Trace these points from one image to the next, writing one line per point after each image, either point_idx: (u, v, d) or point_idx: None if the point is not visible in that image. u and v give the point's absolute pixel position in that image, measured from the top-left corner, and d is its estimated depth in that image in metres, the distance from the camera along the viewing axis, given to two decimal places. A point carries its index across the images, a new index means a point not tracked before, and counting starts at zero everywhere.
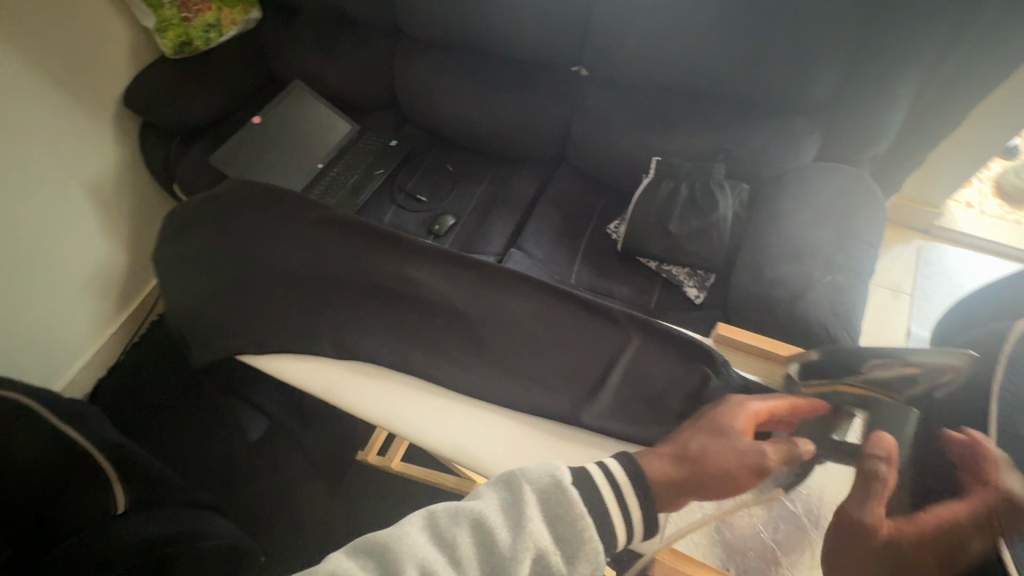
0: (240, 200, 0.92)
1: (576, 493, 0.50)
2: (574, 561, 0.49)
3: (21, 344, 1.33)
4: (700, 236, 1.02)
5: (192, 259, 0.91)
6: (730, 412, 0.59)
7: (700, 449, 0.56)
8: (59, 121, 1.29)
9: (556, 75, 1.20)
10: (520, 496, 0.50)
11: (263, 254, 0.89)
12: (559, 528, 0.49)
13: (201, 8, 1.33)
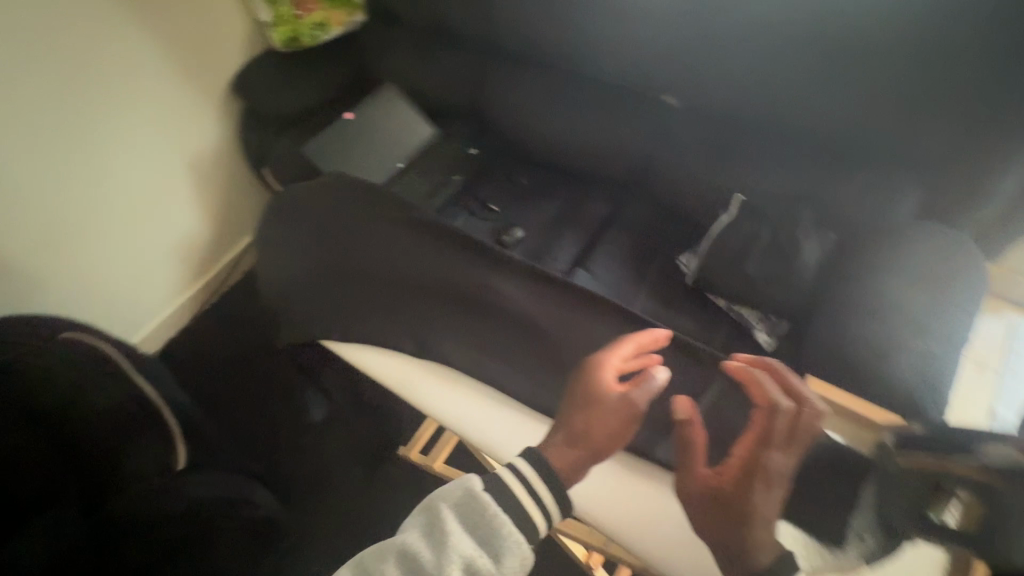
0: (339, 195, 1.00)
1: (485, 497, 0.62)
2: (500, 555, 0.60)
3: (113, 298, 1.46)
4: (778, 280, 0.99)
5: (288, 243, 0.98)
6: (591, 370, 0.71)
7: (581, 420, 0.68)
8: (176, 99, 1.41)
9: (644, 102, 1.21)
10: (439, 515, 0.62)
11: (356, 247, 0.96)
12: (481, 533, 0.61)
13: (312, 9, 1.43)
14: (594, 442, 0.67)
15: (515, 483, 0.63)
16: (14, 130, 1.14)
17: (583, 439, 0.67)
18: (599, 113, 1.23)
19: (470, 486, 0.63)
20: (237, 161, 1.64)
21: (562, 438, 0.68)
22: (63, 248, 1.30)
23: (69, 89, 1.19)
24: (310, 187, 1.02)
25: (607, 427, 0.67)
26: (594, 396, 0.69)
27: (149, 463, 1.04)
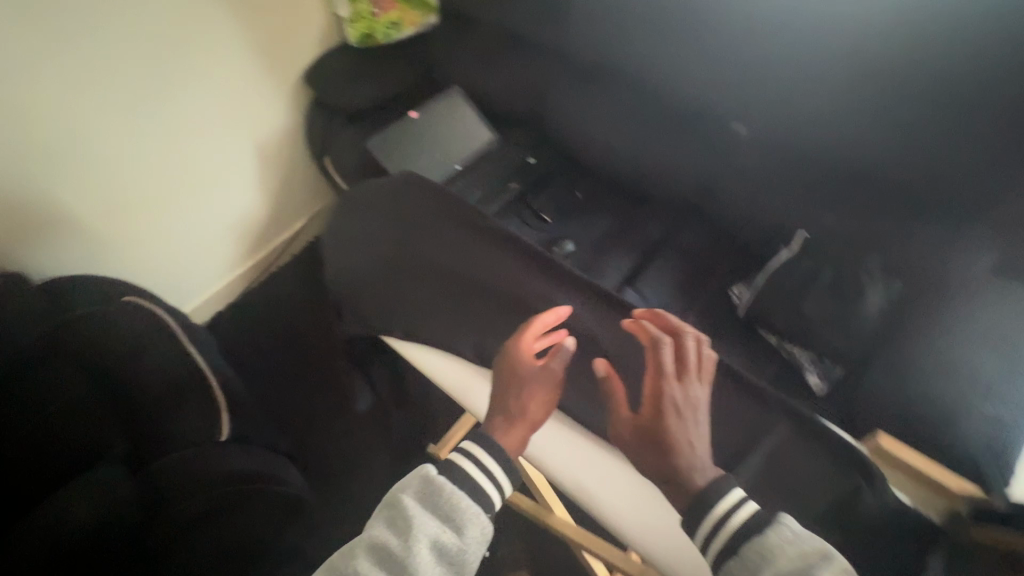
0: (411, 194, 1.04)
1: (439, 479, 0.72)
2: (463, 526, 0.70)
3: (171, 266, 1.52)
4: (837, 322, 0.96)
5: (360, 236, 1.04)
6: (514, 350, 0.84)
7: (508, 390, 0.81)
8: (253, 84, 1.48)
9: (711, 127, 1.19)
10: (403, 505, 0.70)
11: (424, 248, 0.99)
12: (442, 512, 0.71)
13: (389, 8, 1.50)
14: (523, 407, 0.80)
15: (468, 463, 0.74)
16: (99, 103, 1.21)
17: (514, 405, 0.80)
18: (666, 135, 1.24)
19: (425, 473, 0.73)
20: (302, 149, 1.69)
21: (497, 408, 0.81)
22: (133, 217, 1.39)
23: (154, 68, 1.27)
24: (383, 184, 1.07)
25: (532, 395, 0.81)
26: (517, 368, 0.82)
27: (197, 429, 1.10)
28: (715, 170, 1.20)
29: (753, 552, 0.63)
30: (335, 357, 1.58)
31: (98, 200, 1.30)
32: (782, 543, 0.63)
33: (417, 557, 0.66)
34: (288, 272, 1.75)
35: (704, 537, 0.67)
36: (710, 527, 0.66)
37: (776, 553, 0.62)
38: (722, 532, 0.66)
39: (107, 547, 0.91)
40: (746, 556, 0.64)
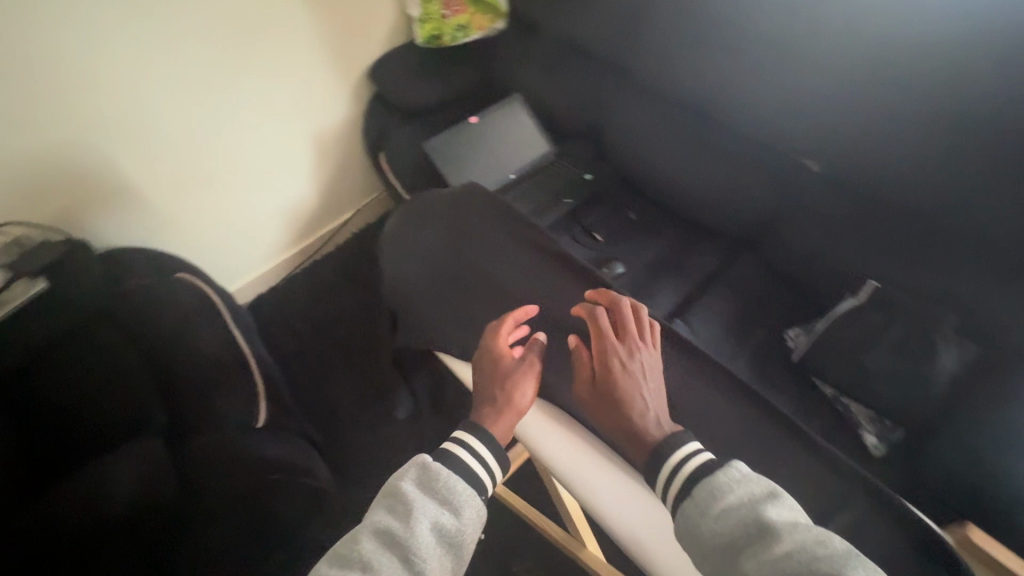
0: (475, 208, 1.06)
1: (436, 464, 0.73)
2: (460, 508, 0.70)
3: (221, 246, 1.55)
4: (901, 382, 0.91)
5: (419, 243, 1.05)
6: (493, 347, 0.87)
7: (486, 378, 0.85)
8: (317, 75, 1.49)
9: (781, 161, 1.15)
10: (402, 492, 0.70)
11: (481, 262, 1.01)
12: (442, 497, 0.70)
13: (459, 10, 1.49)
14: (505, 393, 0.83)
15: (461, 451, 0.75)
16: (170, 84, 1.25)
17: (494, 391, 0.83)
18: (732, 165, 1.19)
19: (421, 462, 0.74)
20: (358, 142, 1.71)
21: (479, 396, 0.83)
22: (188, 201, 1.42)
23: (220, 59, 1.29)
24: (447, 195, 1.09)
25: (511, 381, 0.83)
26: (497, 362, 0.85)
27: (237, 413, 1.11)
28: (780, 207, 1.15)
29: (706, 490, 0.67)
30: (367, 352, 1.58)
31: (158, 182, 1.35)
32: (730, 482, 0.67)
33: (417, 538, 0.65)
34: (331, 262, 1.77)
35: (664, 479, 0.71)
36: (670, 469, 0.71)
37: (727, 492, 0.66)
38: (679, 474, 0.70)
39: (143, 521, 0.96)
40: (698, 494, 0.67)
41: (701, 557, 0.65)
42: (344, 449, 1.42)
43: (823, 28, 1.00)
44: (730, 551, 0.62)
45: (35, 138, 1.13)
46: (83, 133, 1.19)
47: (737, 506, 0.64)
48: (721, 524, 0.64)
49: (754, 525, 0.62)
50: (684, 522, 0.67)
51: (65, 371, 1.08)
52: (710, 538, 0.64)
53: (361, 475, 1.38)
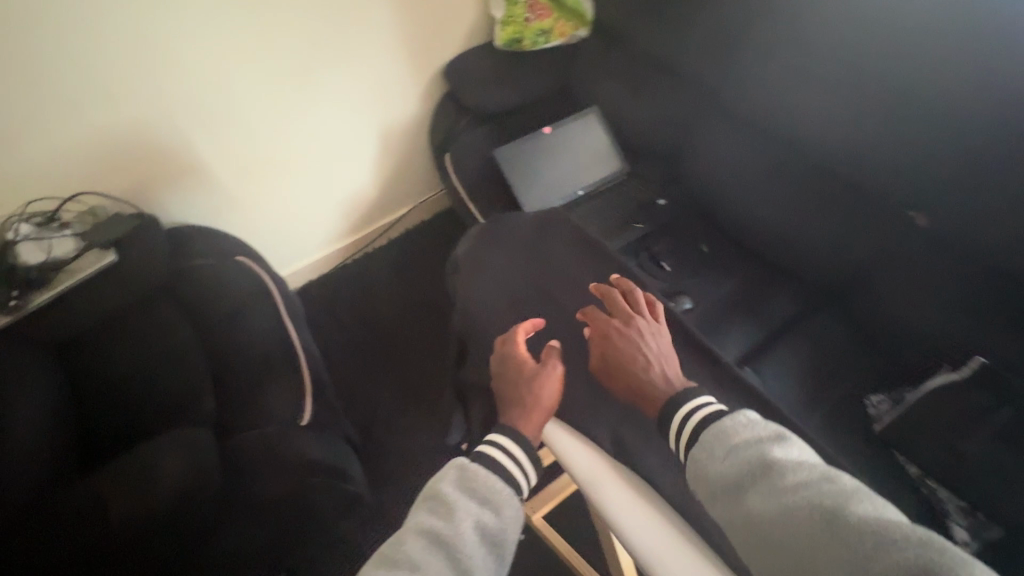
0: (558, 237, 1.04)
1: (474, 464, 0.70)
2: (501, 508, 0.66)
3: (277, 231, 1.56)
4: (1002, 475, 0.83)
5: (493, 266, 1.01)
6: (508, 356, 0.84)
7: (508, 381, 0.81)
8: (391, 70, 1.47)
9: (881, 212, 1.06)
10: (442, 494, 0.66)
11: (554, 291, 0.97)
12: (483, 498, 0.67)
13: (542, 15, 1.46)
14: (530, 389, 0.79)
15: (496, 452, 0.71)
16: (246, 66, 1.24)
17: (516, 390, 0.80)
18: (821, 211, 1.11)
19: (460, 463, 0.70)
20: (423, 139, 1.68)
21: (502, 399, 0.80)
22: (253, 188, 1.43)
23: (298, 52, 1.29)
24: (532, 221, 1.07)
25: (533, 376, 0.80)
26: (516, 368, 0.82)
27: (283, 410, 1.11)
28: (873, 259, 1.06)
29: (714, 434, 0.66)
30: (411, 353, 1.57)
31: (226, 169, 1.36)
32: (736, 425, 0.66)
33: (462, 539, 0.62)
34: (383, 256, 1.76)
35: (675, 428, 0.71)
36: (680, 418, 0.71)
37: (733, 434, 0.65)
38: (689, 424, 0.70)
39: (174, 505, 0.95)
40: (707, 437, 0.66)
41: (707, 498, 0.64)
42: (378, 450, 1.40)
43: (952, 76, 0.91)
44: (735, 491, 0.61)
45: (120, 117, 1.16)
46: (164, 116, 1.21)
47: (744, 448, 0.63)
48: (728, 464, 0.63)
49: (760, 466, 0.61)
50: (693, 466, 0.67)
51: (113, 349, 1.14)
52: (716, 478, 0.63)
53: (393, 478, 1.37)
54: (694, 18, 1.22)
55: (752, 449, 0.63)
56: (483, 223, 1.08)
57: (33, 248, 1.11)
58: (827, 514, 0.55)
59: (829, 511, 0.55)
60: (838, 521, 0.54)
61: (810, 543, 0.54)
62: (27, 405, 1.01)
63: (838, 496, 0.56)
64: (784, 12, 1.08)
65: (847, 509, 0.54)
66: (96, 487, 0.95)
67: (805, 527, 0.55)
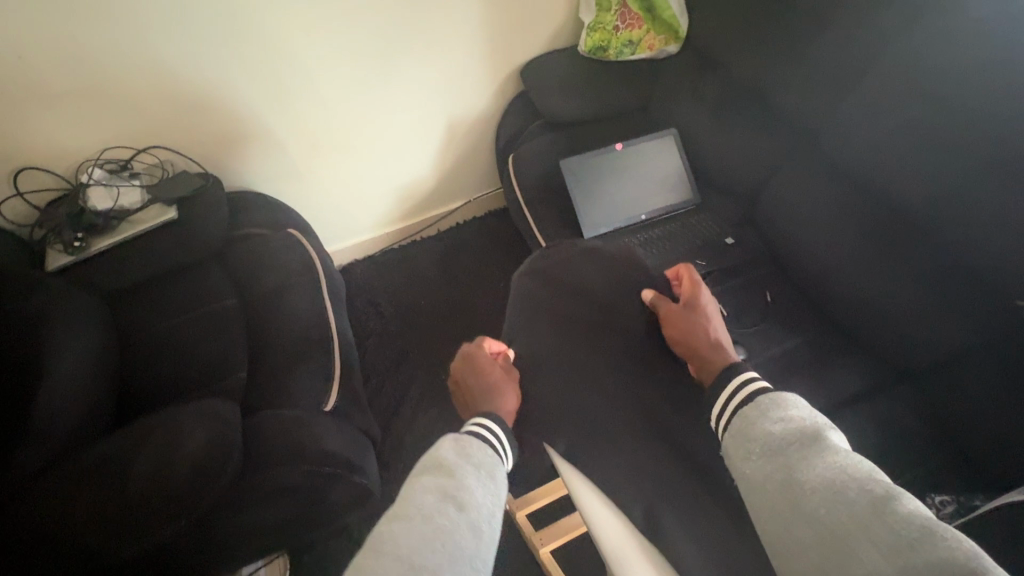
0: (620, 271, 0.97)
1: (464, 435, 0.67)
2: (495, 471, 0.64)
3: (331, 208, 1.56)
4: None
5: (546, 296, 0.94)
6: (469, 360, 0.83)
7: (477, 378, 0.80)
8: (469, 63, 1.44)
9: (984, 297, 0.93)
10: (441, 460, 0.62)
11: (601, 323, 0.91)
12: (478, 462, 0.63)
13: (633, 25, 1.38)
14: (503, 387, 0.80)
15: (483, 429, 0.68)
16: (321, 38, 1.23)
17: (488, 387, 0.79)
18: (908, 282, 1.01)
19: (452, 436, 0.66)
20: (490, 137, 1.65)
21: (476, 396, 0.78)
22: (315, 164, 1.44)
23: (378, 33, 1.27)
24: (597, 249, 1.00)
25: (500, 376, 0.81)
26: (481, 368, 0.82)
27: (308, 394, 1.11)
28: (958, 344, 0.96)
29: (771, 401, 0.66)
30: (443, 350, 1.55)
31: (292, 141, 1.37)
32: (795, 402, 0.66)
33: (468, 497, 0.58)
34: (431, 247, 1.74)
35: (728, 388, 0.71)
36: (736, 383, 0.70)
37: (792, 406, 0.65)
38: (745, 389, 0.70)
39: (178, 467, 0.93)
40: (761, 401, 0.67)
41: (742, 453, 0.65)
42: (397, 444, 1.40)
43: None
44: (777, 452, 0.62)
45: (197, 77, 1.17)
46: (239, 80, 1.22)
47: (800, 419, 0.63)
48: (778, 427, 0.63)
49: (812, 439, 0.61)
50: (738, 424, 0.67)
51: (157, 307, 1.19)
52: (761, 437, 0.64)
53: (405, 475, 1.35)
54: (802, 53, 1.13)
55: (806, 425, 0.62)
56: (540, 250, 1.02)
57: (102, 194, 1.17)
58: (875, 502, 0.52)
59: (874, 494, 0.53)
60: (883, 508, 0.52)
61: (844, 518, 0.53)
62: (64, 356, 1.04)
63: (891, 487, 0.53)
64: (908, 59, 0.98)
65: (895, 501, 0.52)
66: (119, 450, 0.94)
67: (847, 506, 0.54)
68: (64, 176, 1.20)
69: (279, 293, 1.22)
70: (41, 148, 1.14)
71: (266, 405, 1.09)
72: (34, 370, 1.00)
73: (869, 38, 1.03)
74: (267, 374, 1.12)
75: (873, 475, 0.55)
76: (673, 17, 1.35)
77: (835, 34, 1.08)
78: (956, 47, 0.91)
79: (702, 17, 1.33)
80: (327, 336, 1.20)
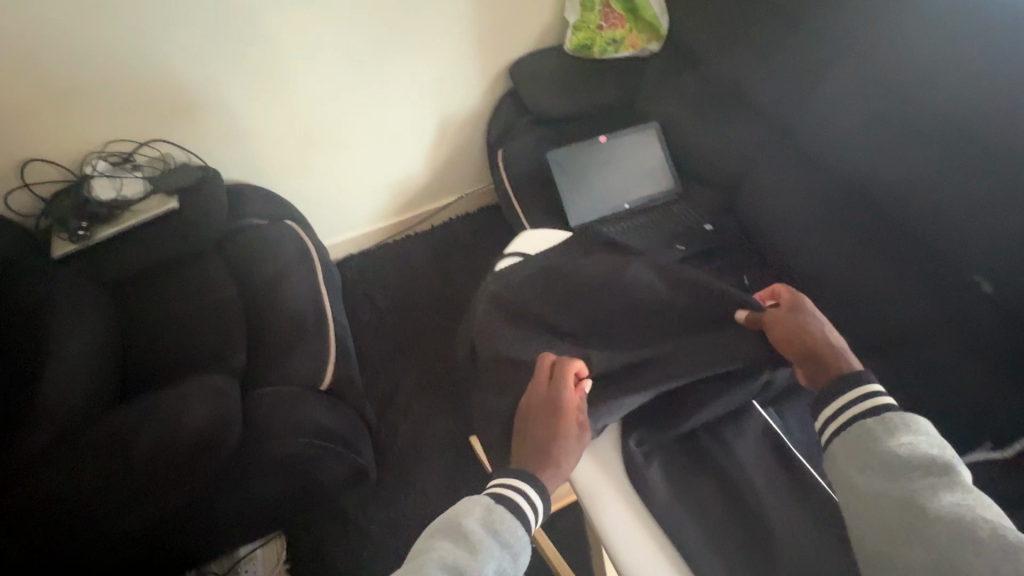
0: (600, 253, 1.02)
1: (497, 504, 0.61)
2: (519, 555, 0.58)
3: (327, 201, 1.61)
4: None
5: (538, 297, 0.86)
6: (548, 394, 0.71)
7: (546, 426, 0.69)
8: (461, 61, 1.50)
9: (945, 276, 1.00)
10: (465, 529, 0.58)
11: None
12: (503, 541, 0.58)
13: (616, 25, 1.45)
14: (567, 450, 0.67)
15: (520, 498, 0.62)
16: (320, 36, 1.28)
17: (552, 444, 0.67)
18: (875, 263, 1.07)
19: (485, 501, 0.61)
20: (481, 133, 1.70)
21: (534, 444, 0.68)
22: (312, 158, 1.49)
23: (375, 32, 1.33)
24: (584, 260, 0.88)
25: (570, 434, 0.68)
26: (554, 413, 0.69)
27: (305, 374, 1.15)
28: (922, 319, 1.01)
29: (902, 422, 0.61)
30: (435, 339, 1.59)
31: (291, 135, 1.42)
32: (928, 430, 0.60)
33: None
34: (425, 240, 1.79)
35: (851, 396, 0.64)
36: (867, 396, 0.63)
37: (925, 431, 0.60)
38: (872, 402, 0.63)
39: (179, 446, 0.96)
40: (890, 418, 0.61)
41: (857, 461, 0.61)
42: (390, 429, 1.44)
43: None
44: (901, 472, 0.58)
45: (201, 75, 1.23)
46: (240, 76, 1.27)
47: (928, 444, 0.59)
48: (907, 448, 0.59)
49: (938, 468, 0.57)
50: (859, 434, 0.62)
51: (158, 294, 1.24)
52: (886, 451, 0.59)
53: (399, 459, 1.39)
54: (774, 48, 1.20)
55: (935, 452, 0.58)
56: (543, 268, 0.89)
57: (106, 184, 1.22)
58: (997, 538, 0.50)
59: (997, 531, 0.50)
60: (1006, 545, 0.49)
61: (969, 553, 0.50)
62: (66, 339, 1.08)
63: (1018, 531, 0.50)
64: (872, 53, 1.05)
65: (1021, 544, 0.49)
66: (123, 426, 0.98)
67: (965, 536, 0.51)
68: (69, 169, 1.24)
69: (277, 280, 1.26)
70: (49, 141, 1.19)
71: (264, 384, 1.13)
72: (43, 351, 1.04)
73: (837, 32, 1.09)
74: (265, 356, 1.17)
75: (996, 516, 0.52)
76: (654, 17, 1.42)
77: (803, 30, 1.14)
78: (914, 40, 0.98)
79: (682, 17, 1.39)
80: (324, 320, 1.24)
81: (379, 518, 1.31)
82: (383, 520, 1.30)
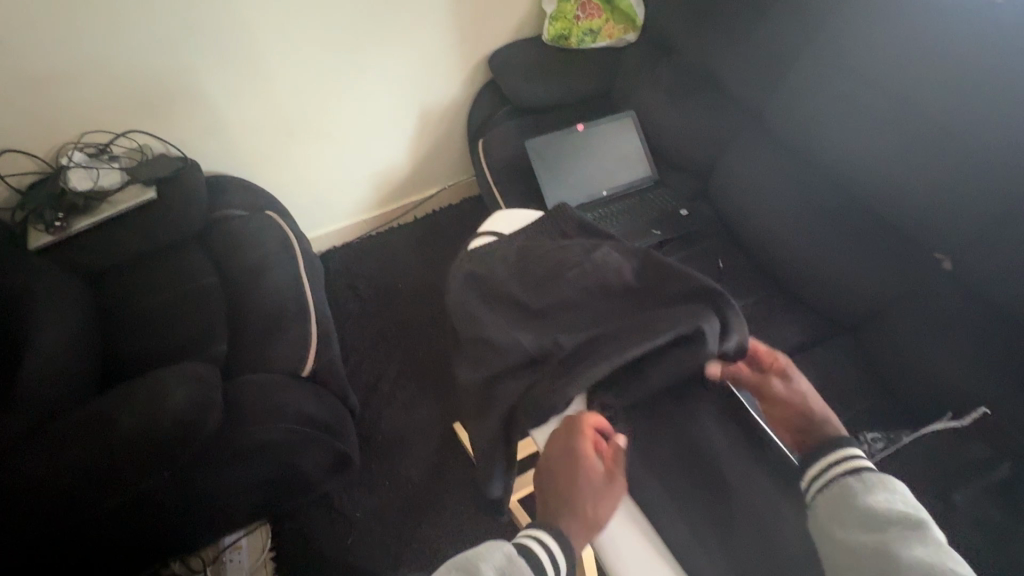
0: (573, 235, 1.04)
1: (520, 561, 0.58)
2: None
3: (307, 193, 1.61)
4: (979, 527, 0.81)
5: (513, 273, 0.87)
6: (567, 451, 0.66)
7: (566, 484, 0.64)
8: (440, 52, 1.51)
9: (908, 255, 1.04)
10: (478, 574, 0.56)
11: None
12: None
13: (593, 15, 1.47)
14: (594, 506, 0.63)
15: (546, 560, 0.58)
16: (297, 26, 1.28)
17: (576, 503, 0.63)
18: (846, 242, 1.09)
19: (507, 551, 0.59)
20: (461, 124, 1.72)
21: (557, 505, 0.64)
22: (291, 149, 1.49)
23: (353, 23, 1.34)
24: (557, 242, 0.89)
25: (597, 492, 0.64)
26: (575, 470, 0.64)
27: (286, 361, 1.15)
28: (886, 296, 1.05)
29: (876, 481, 0.60)
30: (418, 328, 1.60)
31: (269, 127, 1.42)
32: (903, 492, 0.59)
33: None
34: (407, 231, 1.80)
35: (828, 459, 0.63)
36: (840, 459, 0.62)
37: (902, 492, 0.59)
38: (847, 462, 0.62)
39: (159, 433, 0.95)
40: (867, 478, 0.60)
41: (838, 522, 0.59)
42: (373, 418, 1.45)
43: (980, 121, 0.88)
44: (877, 531, 0.56)
45: (175, 64, 1.22)
46: (215, 68, 1.26)
47: (905, 504, 0.57)
48: (883, 507, 0.57)
49: (914, 529, 0.55)
50: (837, 493, 0.61)
51: (138, 286, 1.23)
52: (863, 511, 0.58)
53: (383, 446, 1.40)
54: (744, 36, 1.23)
55: (911, 513, 0.56)
56: (519, 246, 0.90)
57: (82, 175, 1.22)
58: None
59: None
60: None
61: None
62: (44, 331, 1.07)
63: None
64: (836, 40, 1.07)
65: None
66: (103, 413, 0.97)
67: None
68: (43, 160, 1.23)
69: (257, 269, 1.26)
70: (23, 131, 1.18)
71: (244, 372, 1.13)
72: (21, 342, 1.03)
73: (803, 19, 1.12)
74: (245, 344, 1.17)
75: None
76: (629, 7, 1.45)
77: (770, 20, 1.18)
78: (873, 27, 1.01)
79: (656, 6, 1.42)
80: (305, 308, 1.25)
81: (363, 505, 1.31)
82: (367, 507, 1.31)
